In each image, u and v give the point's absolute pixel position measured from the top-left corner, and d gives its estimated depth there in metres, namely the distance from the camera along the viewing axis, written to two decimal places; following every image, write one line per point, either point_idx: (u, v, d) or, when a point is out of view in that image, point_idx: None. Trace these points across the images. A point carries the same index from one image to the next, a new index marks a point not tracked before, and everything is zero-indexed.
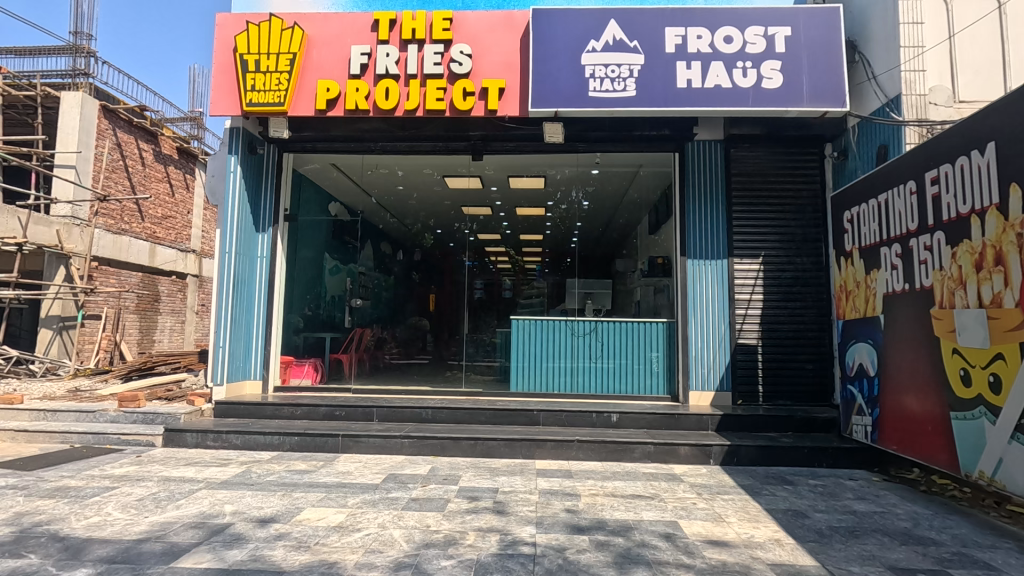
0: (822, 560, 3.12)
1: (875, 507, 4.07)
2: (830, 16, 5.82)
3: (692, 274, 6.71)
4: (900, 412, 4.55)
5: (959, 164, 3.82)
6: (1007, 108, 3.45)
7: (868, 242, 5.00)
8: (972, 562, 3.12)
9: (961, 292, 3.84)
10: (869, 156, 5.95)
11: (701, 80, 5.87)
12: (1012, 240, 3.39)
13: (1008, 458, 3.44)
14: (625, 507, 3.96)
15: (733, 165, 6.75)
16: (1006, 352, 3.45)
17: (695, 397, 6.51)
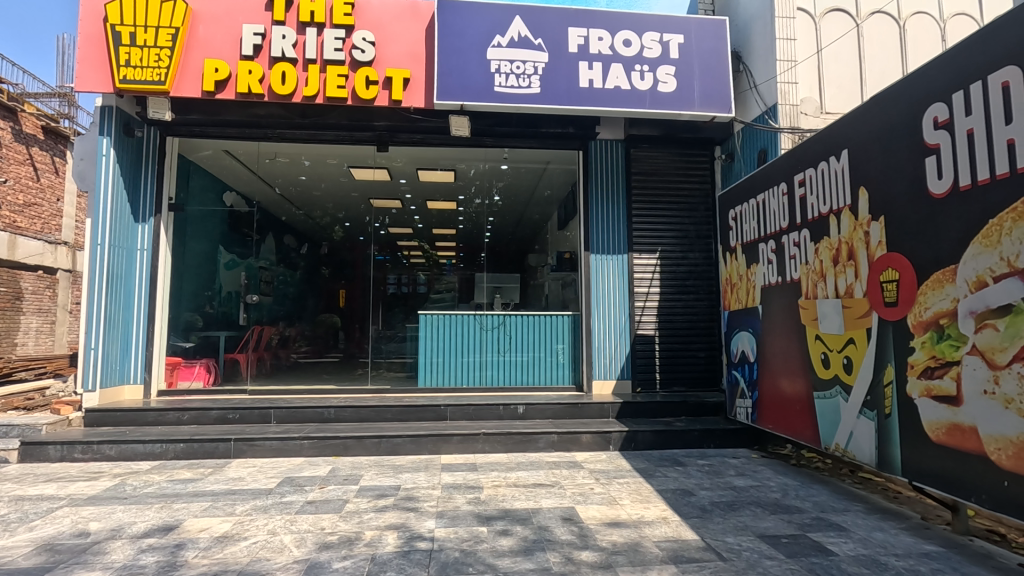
0: (703, 534, 3.36)
1: (752, 482, 4.45)
2: (718, 27, 6.25)
3: (595, 268, 6.95)
4: (776, 394, 4.98)
5: (820, 169, 4.24)
6: (857, 119, 3.87)
7: (748, 239, 5.43)
8: (827, 525, 3.50)
9: (822, 284, 4.27)
10: (751, 159, 6.48)
11: (602, 80, 6.08)
12: (861, 237, 3.81)
13: (857, 431, 3.87)
14: (526, 496, 4.05)
15: (633, 165, 7.08)
16: (857, 337, 3.87)
17: (598, 387, 6.77)
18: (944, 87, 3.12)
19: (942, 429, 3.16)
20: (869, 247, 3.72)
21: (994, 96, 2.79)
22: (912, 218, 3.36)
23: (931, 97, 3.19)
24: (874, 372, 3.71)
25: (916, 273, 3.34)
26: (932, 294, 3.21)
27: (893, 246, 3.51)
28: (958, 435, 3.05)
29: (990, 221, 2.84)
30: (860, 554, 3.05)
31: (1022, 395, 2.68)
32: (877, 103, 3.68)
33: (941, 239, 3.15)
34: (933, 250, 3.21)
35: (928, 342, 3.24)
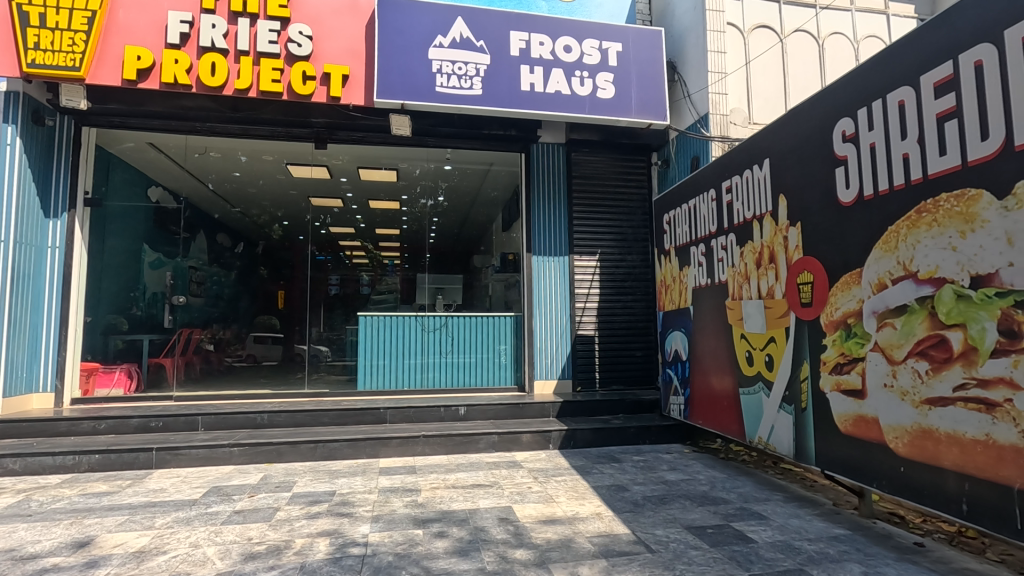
0: (634, 527, 3.47)
1: (683, 476, 4.63)
2: (654, 38, 6.47)
3: (537, 270, 7.05)
4: (706, 391, 5.21)
5: (745, 176, 4.47)
6: (776, 131, 4.11)
7: (681, 242, 5.65)
8: (748, 514, 3.69)
9: (747, 286, 4.51)
10: (684, 165, 6.75)
11: (543, 85, 6.16)
12: (781, 241, 4.04)
13: (778, 424, 4.11)
14: (463, 497, 4.05)
15: (574, 168, 7.24)
16: (777, 336, 4.11)
17: (540, 386, 6.87)
18: (850, 104, 3.36)
19: (849, 421, 3.40)
20: (788, 250, 3.96)
21: (892, 114, 3.04)
22: (824, 224, 3.61)
23: (841, 112, 3.44)
24: (792, 369, 3.95)
25: (827, 275, 3.58)
26: (842, 295, 3.45)
27: (808, 250, 3.75)
28: (863, 425, 3.30)
29: (889, 228, 3.09)
30: (777, 540, 3.23)
31: (914, 388, 2.93)
32: (794, 117, 3.92)
33: (849, 244, 3.39)
34: (841, 254, 3.46)
35: (838, 340, 3.49)
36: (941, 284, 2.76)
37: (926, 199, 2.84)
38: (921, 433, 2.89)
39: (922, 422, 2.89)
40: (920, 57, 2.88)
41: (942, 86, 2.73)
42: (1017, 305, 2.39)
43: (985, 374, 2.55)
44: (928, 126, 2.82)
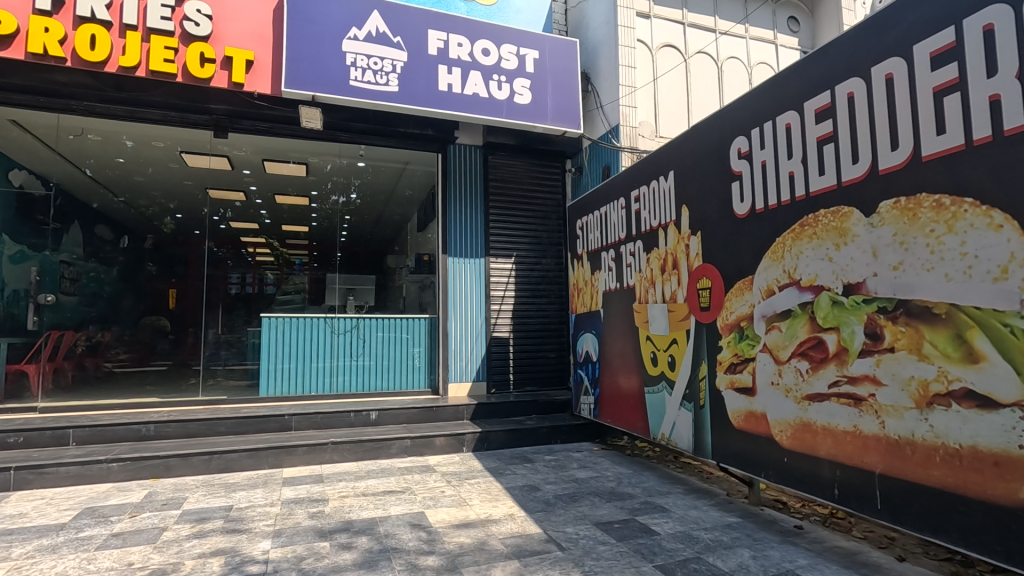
0: (545, 526, 3.53)
1: (592, 473, 4.79)
2: (569, 48, 6.65)
3: (453, 271, 7.01)
4: (614, 391, 5.42)
5: (652, 187, 4.72)
6: (680, 145, 4.37)
7: (592, 248, 5.86)
8: (652, 507, 3.89)
9: (652, 290, 4.75)
10: (597, 173, 7.02)
11: (460, 86, 6.14)
12: (683, 248, 4.30)
13: (679, 421, 4.37)
14: (374, 505, 3.92)
15: (490, 171, 7.27)
16: (679, 337, 4.37)
17: (454, 389, 6.83)
18: (744, 124, 3.65)
19: (741, 416, 3.68)
20: (689, 257, 4.22)
21: (781, 135, 3.33)
22: (721, 234, 3.88)
23: (737, 132, 3.72)
24: (692, 369, 4.21)
25: (724, 282, 3.85)
26: (736, 300, 3.73)
27: (707, 258, 4.02)
28: (753, 420, 3.58)
29: (776, 239, 3.38)
30: (678, 531, 3.42)
31: (796, 385, 3.22)
32: (695, 133, 4.19)
33: (743, 254, 3.67)
34: (736, 263, 3.74)
35: (732, 341, 3.77)
36: (819, 291, 3.06)
37: (808, 214, 3.14)
38: (801, 426, 3.19)
39: (802, 416, 3.18)
40: (803, 85, 3.18)
41: (822, 113, 3.03)
42: (880, 311, 2.70)
43: (854, 372, 2.85)
44: (809, 148, 3.12)
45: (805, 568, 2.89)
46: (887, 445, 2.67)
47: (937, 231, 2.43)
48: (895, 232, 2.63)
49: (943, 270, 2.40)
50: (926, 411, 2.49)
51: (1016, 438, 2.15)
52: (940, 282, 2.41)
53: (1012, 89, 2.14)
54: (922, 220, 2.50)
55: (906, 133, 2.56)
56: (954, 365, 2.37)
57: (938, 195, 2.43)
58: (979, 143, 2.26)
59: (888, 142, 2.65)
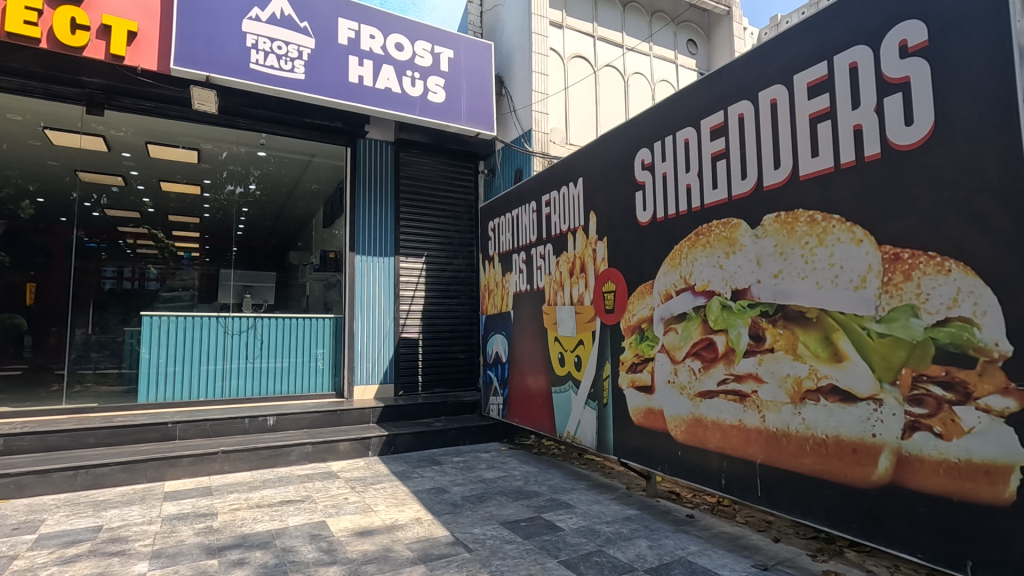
0: (452, 529, 3.50)
1: (499, 473, 4.83)
2: (484, 50, 6.67)
3: (360, 269, 6.79)
4: (522, 391, 5.51)
5: (562, 192, 4.85)
6: (588, 153, 4.53)
7: (504, 249, 5.93)
8: (557, 504, 3.99)
9: (561, 292, 4.89)
10: (509, 176, 7.12)
11: (372, 79, 5.95)
12: (590, 253, 4.47)
13: (583, 419, 4.53)
14: (269, 517, 3.69)
15: (402, 168, 7.12)
16: (585, 338, 4.54)
17: (360, 392, 6.62)
18: (647, 137, 3.86)
19: (641, 413, 3.88)
20: (596, 262, 4.39)
21: (680, 149, 3.56)
22: (625, 240, 4.07)
23: (640, 144, 3.93)
24: (597, 369, 4.38)
25: (627, 286, 4.05)
26: (638, 303, 3.93)
27: (612, 262, 4.20)
28: (651, 417, 3.79)
29: (674, 246, 3.61)
30: (581, 526, 3.54)
31: (690, 383, 3.45)
32: (602, 142, 4.36)
33: (644, 259, 3.88)
34: (638, 268, 3.94)
35: (634, 342, 3.96)
36: (711, 296, 3.30)
37: (702, 223, 3.38)
38: (694, 421, 3.42)
39: (695, 412, 3.42)
40: (699, 105, 3.42)
41: (716, 130, 3.28)
42: (762, 314, 2.96)
43: (740, 370, 3.10)
44: (705, 163, 3.36)
45: (696, 554, 3.10)
46: (767, 436, 2.93)
47: (810, 243, 2.71)
48: (776, 244, 2.89)
49: (814, 278, 2.68)
50: (799, 405, 2.76)
51: (870, 428, 2.44)
52: (812, 289, 2.69)
53: (871, 121, 2.44)
54: (798, 234, 2.78)
55: (786, 154, 2.83)
56: (822, 364, 2.65)
57: (812, 211, 2.71)
58: (846, 166, 2.55)
59: (771, 162, 2.92)
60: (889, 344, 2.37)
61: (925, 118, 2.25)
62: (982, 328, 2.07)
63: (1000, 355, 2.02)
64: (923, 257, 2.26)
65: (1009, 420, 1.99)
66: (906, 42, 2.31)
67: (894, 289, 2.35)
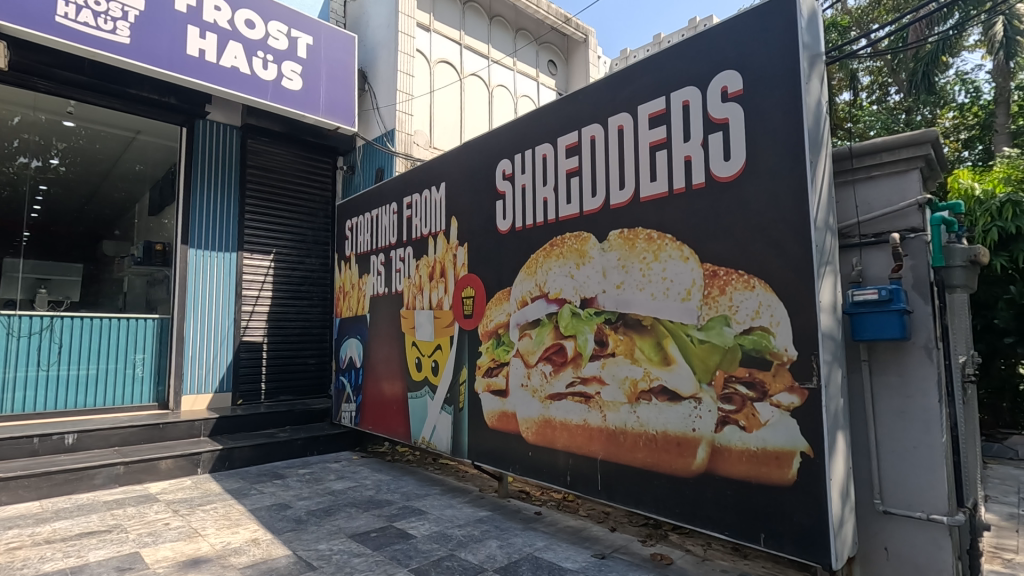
0: (294, 547, 3.27)
1: (349, 483, 4.62)
2: (346, 41, 6.40)
3: (194, 265, 6.07)
4: (376, 398, 5.34)
5: (424, 195, 4.82)
6: (450, 159, 4.55)
7: (361, 250, 5.72)
8: (409, 511, 3.93)
9: (420, 296, 4.84)
10: (369, 174, 6.90)
11: (216, 55, 5.37)
12: (450, 258, 4.50)
13: (439, 424, 4.52)
14: (64, 553, 3.12)
15: (248, 156, 6.52)
16: (443, 343, 4.54)
17: (189, 402, 5.90)
18: (508, 149, 4.00)
19: (495, 416, 3.98)
20: (456, 267, 4.42)
21: (539, 163, 3.73)
22: (485, 247, 4.16)
23: (501, 154, 4.05)
24: (453, 374, 4.40)
25: (485, 292, 4.14)
26: (495, 309, 4.04)
27: (471, 268, 4.27)
28: (504, 420, 3.90)
29: (531, 256, 3.77)
30: (433, 532, 3.52)
31: (541, 386, 3.62)
32: (464, 149, 4.41)
33: (502, 266, 3.99)
34: (496, 275, 4.05)
35: (490, 347, 4.06)
36: (562, 303, 3.50)
37: (556, 235, 3.58)
38: (544, 422, 3.59)
39: (544, 414, 3.59)
40: (556, 123, 3.62)
41: (571, 149, 3.49)
42: (606, 322, 3.21)
43: (586, 374, 3.32)
44: (560, 178, 3.57)
45: (542, 549, 3.25)
46: (608, 434, 3.17)
47: (647, 259, 3.01)
48: (619, 257, 3.16)
49: (650, 290, 2.98)
50: (635, 404, 3.04)
51: (691, 423, 2.77)
52: (648, 300, 2.99)
53: (699, 153, 2.79)
54: (638, 249, 3.06)
55: (630, 177, 3.11)
56: (654, 367, 2.94)
57: (649, 230, 3.01)
58: (677, 192, 2.88)
59: (618, 183, 3.19)
60: (707, 349, 2.71)
61: (739, 156, 2.63)
62: (776, 335, 2.47)
63: (788, 358, 2.42)
64: (734, 274, 2.63)
65: (794, 413, 2.39)
66: (727, 88, 2.68)
67: (712, 301, 2.70)
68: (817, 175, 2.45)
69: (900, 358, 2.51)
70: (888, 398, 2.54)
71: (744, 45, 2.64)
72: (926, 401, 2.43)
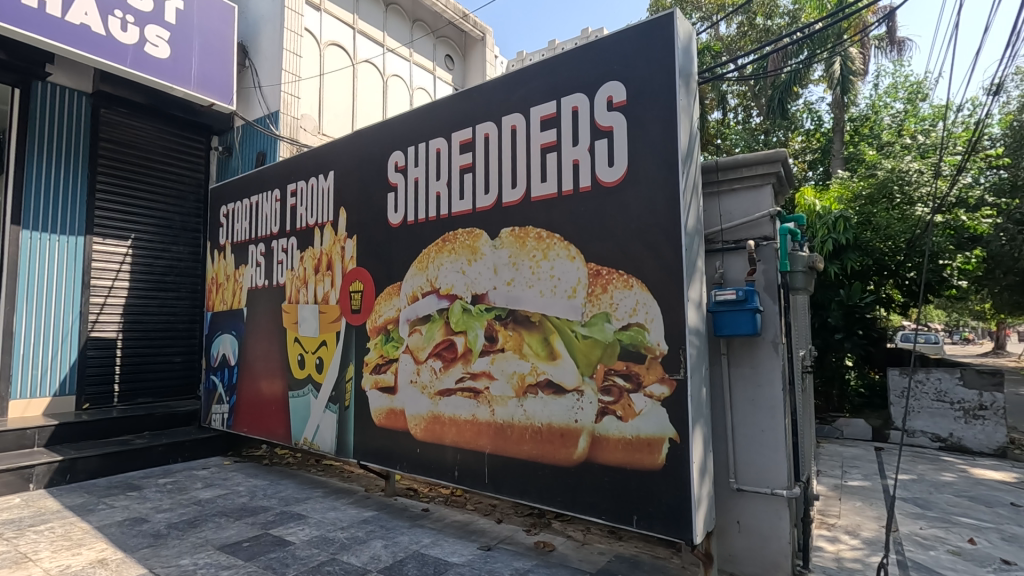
0: (151, 565, 2.96)
1: (219, 491, 4.27)
2: (225, 12, 5.90)
3: (29, 249, 5.23)
4: (253, 398, 4.98)
5: (310, 183, 4.57)
6: (340, 147, 4.36)
7: (238, 239, 5.30)
8: (287, 517, 3.72)
9: (303, 290, 4.58)
10: (249, 158, 6.41)
11: (61, 8, 4.65)
12: (338, 250, 4.31)
13: (322, 424, 4.32)
14: None
15: (101, 128, 5.75)
16: (328, 340, 4.34)
17: (19, 408, 5.07)
18: (401, 141, 3.91)
19: (383, 413, 3.89)
20: (343, 260, 4.25)
21: (432, 157, 3.70)
22: (375, 240, 4.04)
23: (394, 146, 3.96)
24: (339, 371, 4.23)
25: (374, 286, 4.02)
26: (384, 304, 3.94)
27: (360, 261, 4.12)
28: (392, 417, 3.82)
29: (422, 250, 3.73)
30: (313, 537, 3.37)
31: (430, 382, 3.59)
32: (355, 138, 4.25)
33: (393, 260, 3.90)
34: (386, 269, 3.95)
35: (379, 343, 3.95)
36: (453, 299, 3.50)
37: (448, 231, 3.57)
38: (433, 418, 3.57)
39: (433, 410, 3.57)
40: (450, 118, 3.61)
41: (466, 145, 3.50)
42: (496, 318, 3.26)
43: (476, 369, 3.34)
44: (454, 174, 3.56)
45: (428, 546, 3.24)
46: (495, 429, 3.23)
47: (537, 257, 3.10)
48: (509, 255, 3.23)
49: (539, 288, 3.08)
50: (522, 399, 3.12)
51: (574, 415, 2.90)
52: (536, 297, 3.08)
53: (586, 158, 2.93)
54: (528, 247, 3.15)
55: (521, 177, 3.19)
56: (541, 362, 3.04)
57: (539, 229, 3.11)
58: (565, 193, 3.00)
59: (509, 181, 3.25)
60: (590, 344, 2.86)
61: (622, 162, 2.80)
62: (650, 331, 2.67)
63: (659, 352, 2.63)
64: (615, 274, 2.80)
65: (664, 403, 2.60)
66: (612, 98, 2.83)
67: (595, 299, 2.86)
68: (688, 185, 2.68)
69: (753, 352, 2.83)
70: (743, 387, 2.84)
71: (628, 59, 2.81)
72: (773, 389, 2.76)
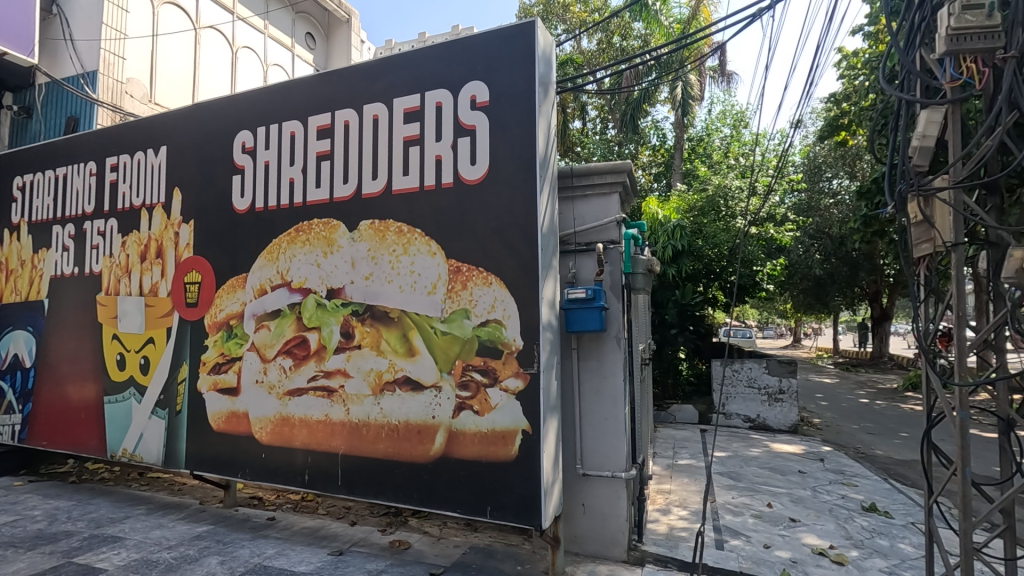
0: None
1: (6, 518, 3.57)
2: None
3: None
4: (56, 405, 4.24)
5: (136, 158, 4.00)
6: (176, 119, 3.86)
7: (39, 217, 4.47)
8: (99, 541, 3.22)
9: (126, 280, 4.00)
10: (57, 123, 5.44)
11: None
12: (170, 236, 3.82)
13: (147, 432, 3.81)
14: None
15: None
16: (156, 336, 3.85)
17: None
18: (250, 120, 3.59)
19: (222, 417, 3.54)
20: (177, 247, 3.79)
21: (285, 141, 3.44)
22: (217, 227, 3.66)
23: (241, 124, 3.62)
24: (169, 372, 3.77)
25: (215, 278, 3.64)
26: (226, 297, 3.59)
27: (198, 249, 3.71)
28: (233, 421, 3.50)
29: (272, 240, 3.45)
30: (131, 561, 2.96)
31: (278, 382, 3.35)
32: (193, 111, 3.80)
33: (237, 250, 3.57)
34: (229, 259, 3.59)
35: (219, 340, 3.59)
36: (306, 293, 3.29)
37: (302, 220, 3.35)
38: (281, 420, 3.33)
39: (281, 411, 3.33)
40: (307, 100, 3.39)
41: (323, 130, 3.31)
42: (352, 313, 3.14)
43: (330, 366, 3.18)
44: (309, 160, 3.35)
45: (272, 557, 3.02)
46: (350, 428, 3.11)
47: (396, 251, 3.04)
48: (368, 248, 3.12)
49: (399, 283, 3.02)
50: (379, 396, 3.04)
51: (431, 411, 2.89)
52: (396, 292, 3.02)
53: (448, 154, 2.94)
54: (388, 241, 3.07)
55: (383, 168, 3.11)
56: (399, 358, 2.98)
57: (400, 223, 3.05)
58: (427, 188, 2.98)
59: (370, 172, 3.15)
60: (449, 340, 2.87)
61: (483, 162, 2.85)
62: (507, 327, 2.75)
63: (515, 347, 2.73)
64: (475, 272, 2.84)
65: (518, 397, 2.70)
66: (475, 98, 2.87)
67: (454, 296, 2.88)
68: (546, 189, 2.80)
69: (600, 347, 3.05)
70: (590, 379, 3.06)
71: (491, 60, 2.86)
72: (615, 380, 3.01)
